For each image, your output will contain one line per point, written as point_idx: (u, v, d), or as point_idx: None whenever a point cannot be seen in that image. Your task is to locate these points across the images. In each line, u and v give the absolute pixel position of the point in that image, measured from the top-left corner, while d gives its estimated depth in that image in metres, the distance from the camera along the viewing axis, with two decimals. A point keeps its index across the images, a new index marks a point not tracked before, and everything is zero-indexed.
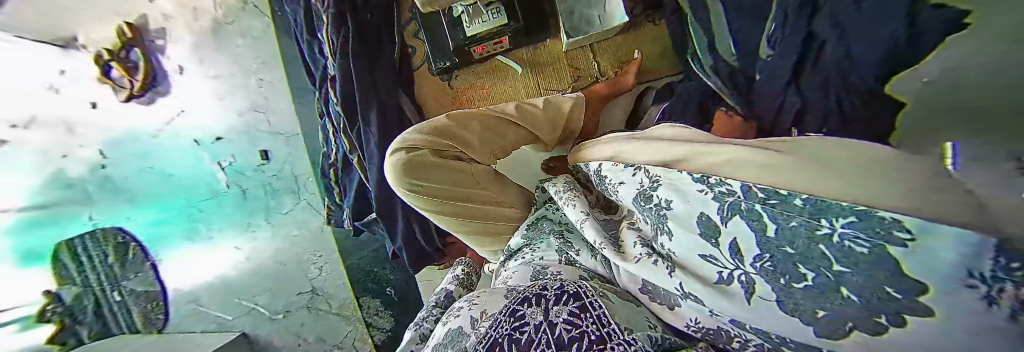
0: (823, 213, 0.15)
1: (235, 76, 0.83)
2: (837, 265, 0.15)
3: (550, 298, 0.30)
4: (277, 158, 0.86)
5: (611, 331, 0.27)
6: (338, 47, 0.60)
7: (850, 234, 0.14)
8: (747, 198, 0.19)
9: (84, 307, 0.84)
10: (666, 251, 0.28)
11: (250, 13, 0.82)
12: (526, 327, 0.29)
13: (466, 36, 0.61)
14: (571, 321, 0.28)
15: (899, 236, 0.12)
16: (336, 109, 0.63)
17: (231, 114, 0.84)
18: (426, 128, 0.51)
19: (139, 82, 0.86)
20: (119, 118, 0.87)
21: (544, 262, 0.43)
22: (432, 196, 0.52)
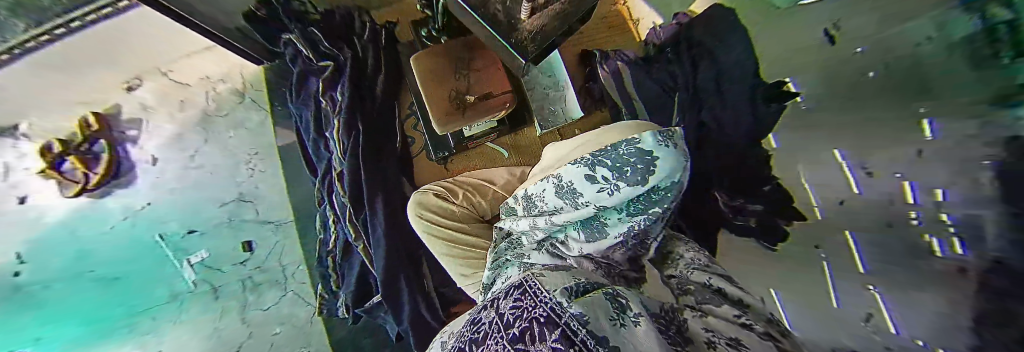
0: (633, 136, 0.30)
1: (219, 166, 0.82)
2: (646, 155, 0.30)
3: (501, 298, 0.35)
4: (263, 249, 0.83)
5: (541, 295, 0.32)
6: (349, 147, 0.67)
7: (648, 144, 0.30)
8: (609, 149, 0.32)
9: None
10: (586, 201, 0.37)
11: (246, 106, 0.85)
12: (481, 328, 0.33)
13: (466, 135, 0.71)
14: (514, 306, 0.32)
15: (661, 134, 0.29)
16: (342, 201, 0.67)
17: (210, 205, 0.81)
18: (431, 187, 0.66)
19: (98, 175, 0.77)
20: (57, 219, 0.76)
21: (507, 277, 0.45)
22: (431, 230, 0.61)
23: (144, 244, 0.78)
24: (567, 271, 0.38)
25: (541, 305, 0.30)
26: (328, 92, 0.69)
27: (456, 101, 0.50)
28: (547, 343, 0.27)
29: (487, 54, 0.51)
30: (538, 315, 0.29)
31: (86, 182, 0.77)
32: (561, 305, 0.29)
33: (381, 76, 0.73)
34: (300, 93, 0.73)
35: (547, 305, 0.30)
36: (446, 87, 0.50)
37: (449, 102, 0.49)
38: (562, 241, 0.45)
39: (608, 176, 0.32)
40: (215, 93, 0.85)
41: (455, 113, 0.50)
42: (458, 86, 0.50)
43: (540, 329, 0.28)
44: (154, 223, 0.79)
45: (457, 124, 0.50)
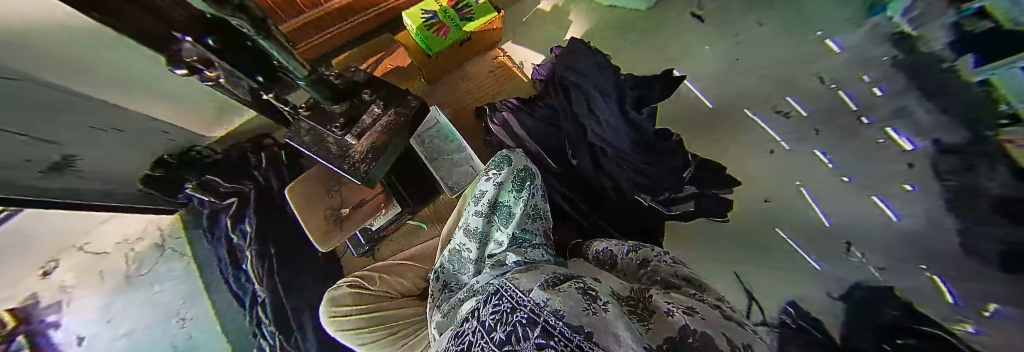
0: (493, 167, 0.70)
1: (144, 330, 0.78)
2: (508, 166, 0.68)
3: (490, 321, 0.31)
4: None
5: (523, 302, 0.32)
6: (264, 274, 0.73)
7: (497, 165, 0.70)
8: (487, 179, 0.68)
9: None
10: (494, 201, 0.65)
11: (167, 256, 0.89)
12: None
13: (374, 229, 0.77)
14: (509, 327, 0.28)
15: (506, 156, 0.71)
16: (270, 332, 0.68)
17: None
18: (350, 277, 0.71)
19: None
20: None
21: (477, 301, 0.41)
22: (345, 315, 0.62)
23: None
24: (544, 275, 0.41)
25: (524, 308, 0.31)
26: (239, 226, 0.76)
27: (331, 216, 0.70)
28: (531, 339, 0.26)
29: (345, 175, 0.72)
30: (520, 318, 0.29)
31: None
32: (541, 306, 0.30)
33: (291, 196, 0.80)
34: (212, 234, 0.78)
35: (527, 306, 0.31)
36: (319, 211, 0.70)
37: (325, 222, 0.70)
38: (495, 251, 0.62)
39: (495, 178, 0.66)
40: (132, 253, 0.84)
41: (334, 227, 0.70)
42: (333, 203, 0.71)
43: (522, 330, 0.28)
44: None
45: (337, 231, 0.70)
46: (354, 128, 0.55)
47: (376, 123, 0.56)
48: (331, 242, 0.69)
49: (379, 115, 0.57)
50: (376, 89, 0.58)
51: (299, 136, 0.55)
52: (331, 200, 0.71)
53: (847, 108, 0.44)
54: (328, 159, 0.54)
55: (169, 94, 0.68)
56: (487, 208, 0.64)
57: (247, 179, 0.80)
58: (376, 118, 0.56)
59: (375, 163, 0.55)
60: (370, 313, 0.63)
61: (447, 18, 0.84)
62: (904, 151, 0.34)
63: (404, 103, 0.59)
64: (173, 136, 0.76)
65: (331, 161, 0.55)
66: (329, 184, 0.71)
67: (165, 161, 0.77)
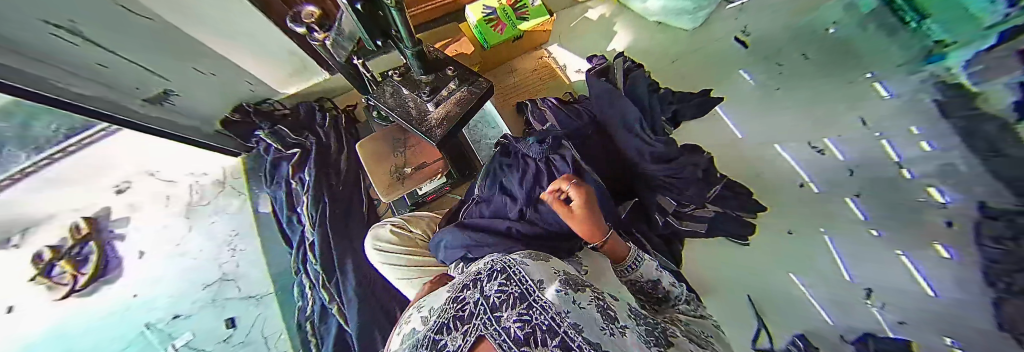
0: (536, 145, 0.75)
1: (205, 251, 0.89)
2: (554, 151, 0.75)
3: (520, 310, 0.29)
4: (244, 323, 0.84)
5: (539, 302, 0.30)
6: (316, 219, 0.79)
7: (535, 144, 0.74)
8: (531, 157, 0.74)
9: None
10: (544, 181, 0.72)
11: (228, 193, 0.95)
12: (500, 316, 0.29)
13: (420, 193, 0.86)
14: (523, 321, 0.27)
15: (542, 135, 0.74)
16: (315, 267, 0.76)
17: (179, 281, 0.87)
18: (398, 219, 0.75)
19: (87, 275, 0.85)
20: (77, 309, 0.84)
21: (511, 261, 0.40)
22: (399, 246, 0.69)
23: (128, 344, 0.82)
24: (547, 262, 0.41)
25: (536, 310, 0.29)
26: (298, 174, 0.84)
27: (395, 174, 0.77)
28: (550, 346, 0.24)
29: (416, 137, 0.81)
30: (539, 321, 0.27)
31: (75, 283, 0.85)
32: (561, 314, 0.28)
33: (343, 155, 0.89)
34: (273, 180, 0.89)
35: (534, 302, 0.31)
36: (383, 167, 0.78)
37: (390, 177, 0.77)
38: None
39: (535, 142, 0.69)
40: (198, 186, 0.95)
41: (397, 183, 0.77)
42: (398, 163, 0.78)
43: (540, 335, 0.26)
44: (142, 313, 0.84)
45: (395, 190, 0.76)
46: (434, 100, 0.61)
47: (456, 93, 0.62)
48: (393, 195, 0.76)
49: (454, 90, 0.63)
50: (456, 68, 0.65)
51: (382, 97, 0.64)
52: (395, 159, 0.79)
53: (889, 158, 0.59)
54: (391, 112, 0.62)
55: (272, 67, 0.82)
56: (530, 177, 0.64)
57: (307, 135, 0.89)
58: (453, 92, 0.62)
59: (450, 129, 0.60)
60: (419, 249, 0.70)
61: (505, 16, 0.94)
62: (939, 202, 0.49)
63: (476, 83, 0.64)
64: (254, 87, 0.86)
65: (404, 118, 0.61)
66: (400, 141, 0.80)
67: (242, 108, 0.88)
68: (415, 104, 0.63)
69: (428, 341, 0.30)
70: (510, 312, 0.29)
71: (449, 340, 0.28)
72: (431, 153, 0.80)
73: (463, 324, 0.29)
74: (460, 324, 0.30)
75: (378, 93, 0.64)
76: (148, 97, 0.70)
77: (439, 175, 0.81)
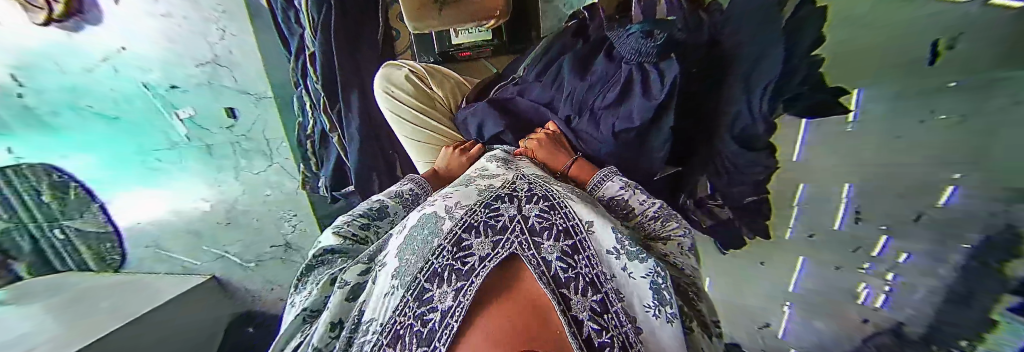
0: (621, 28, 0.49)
1: (189, 20, 0.75)
2: None
3: (564, 249, 0.26)
4: (246, 118, 0.81)
5: (587, 248, 0.26)
6: (319, 25, 0.61)
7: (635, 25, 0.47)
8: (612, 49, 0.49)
9: (14, 241, 0.85)
10: None
11: None
12: (539, 249, 0.26)
13: (451, 43, 0.68)
14: (565, 261, 0.25)
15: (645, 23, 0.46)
16: (316, 87, 0.65)
17: (167, 47, 0.77)
18: (413, 70, 0.59)
19: (60, 5, 0.71)
20: (59, 45, 0.76)
21: (554, 186, 0.32)
22: (405, 104, 0.57)
23: (132, 97, 0.79)
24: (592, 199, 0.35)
25: (582, 255, 0.26)
26: None
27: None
28: (590, 299, 0.23)
29: None
30: (585, 269, 0.25)
31: (52, 11, 0.72)
32: (611, 271, 0.25)
33: None
34: None
35: (580, 242, 0.27)
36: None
37: None
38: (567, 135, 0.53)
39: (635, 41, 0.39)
40: None
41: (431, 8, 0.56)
42: None
43: (581, 282, 0.24)
44: (137, 70, 0.78)
45: (428, 18, 0.57)
46: None
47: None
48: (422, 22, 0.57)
49: None
50: None
51: None
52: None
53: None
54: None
55: None
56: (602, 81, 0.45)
57: None
58: None
59: None
60: (430, 116, 0.58)
61: None
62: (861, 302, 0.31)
63: None
64: None
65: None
66: None
67: None
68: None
69: (454, 238, 0.26)
70: (550, 244, 0.26)
71: (479, 246, 0.26)
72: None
73: (497, 239, 0.26)
74: (491, 235, 0.26)
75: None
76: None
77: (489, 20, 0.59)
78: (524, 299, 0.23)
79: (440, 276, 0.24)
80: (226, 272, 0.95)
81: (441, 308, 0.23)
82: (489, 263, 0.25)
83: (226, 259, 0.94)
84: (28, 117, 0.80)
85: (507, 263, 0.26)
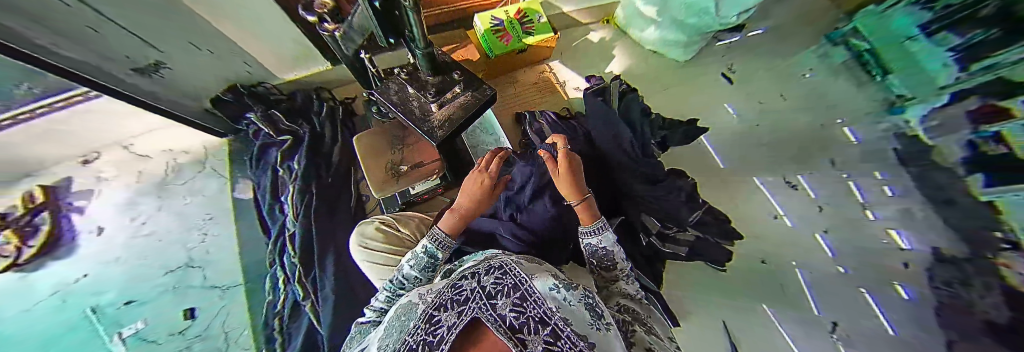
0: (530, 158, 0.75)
1: (173, 233, 0.85)
2: None
3: (517, 300, 0.33)
4: (205, 315, 0.78)
5: (533, 296, 0.34)
6: (301, 210, 0.76)
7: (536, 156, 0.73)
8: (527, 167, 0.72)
9: None
10: None
11: (208, 173, 0.92)
12: (495, 303, 0.32)
13: (411, 193, 0.81)
14: (517, 309, 0.31)
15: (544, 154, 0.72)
16: (293, 260, 0.73)
17: (136, 263, 0.82)
18: (380, 220, 0.72)
19: (35, 247, 0.80)
20: (1, 292, 0.76)
21: (506, 261, 0.41)
22: (378, 250, 0.66)
23: (59, 334, 0.73)
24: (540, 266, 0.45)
25: (531, 304, 0.33)
26: (287, 161, 0.81)
27: (392, 170, 0.70)
28: (542, 334, 0.29)
29: (416, 133, 0.74)
30: (532, 314, 0.31)
31: (18, 256, 0.78)
32: (553, 309, 0.33)
33: (338, 141, 0.87)
34: (259, 163, 0.85)
35: (526, 293, 0.34)
36: (380, 162, 0.70)
37: (384, 172, 0.69)
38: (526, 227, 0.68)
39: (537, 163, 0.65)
40: (174, 165, 0.92)
41: (391, 180, 0.69)
42: (393, 158, 0.71)
43: (534, 324, 0.30)
44: (89, 296, 0.78)
45: (391, 187, 0.68)
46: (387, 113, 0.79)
47: (460, 96, 0.57)
48: (385, 192, 0.68)
49: (457, 95, 0.58)
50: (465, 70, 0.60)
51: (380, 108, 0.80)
52: (393, 156, 0.71)
53: (855, 200, 0.56)
54: (393, 108, 0.56)
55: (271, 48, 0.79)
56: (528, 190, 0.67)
57: (302, 123, 0.87)
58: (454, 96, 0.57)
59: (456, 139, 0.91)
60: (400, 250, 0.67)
61: (513, 29, 0.95)
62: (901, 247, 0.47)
63: (479, 89, 0.59)
64: (252, 69, 0.83)
65: (405, 114, 0.56)
66: (398, 138, 0.73)
67: (236, 89, 0.86)
68: (416, 99, 0.57)
69: (426, 317, 0.32)
70: (504, 301, 0.32)
71: (447, 318, 0.31)
72: (430, 150, 0.73)
73: (460, 306, 0.32)
74: (455, 305, 0.32)
75: (382, 90, 0.57)
76: (138, 67, 0.67)
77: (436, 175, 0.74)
78: (488, 351, 0.28)
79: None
80: None
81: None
82: (457, 329, 0.29)
83: None
84: None
85: (470, 326, 0.30)
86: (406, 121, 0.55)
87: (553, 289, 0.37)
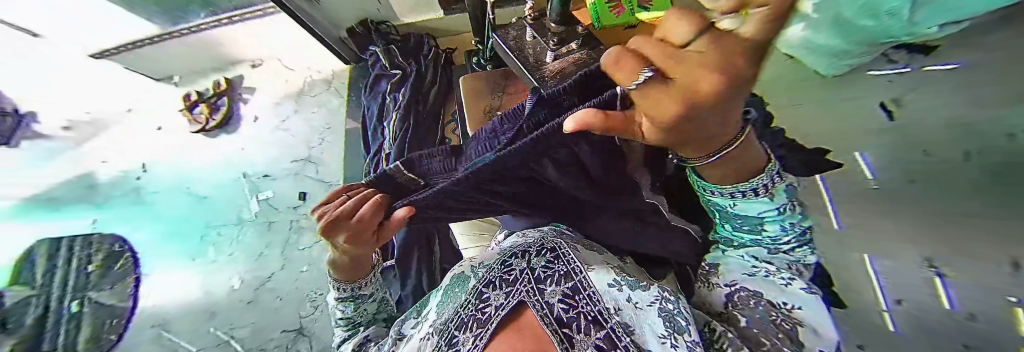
0: None
1: (303, 132, 1.05)
2: None
3: (565, 293, 0.36)
4: (313, 199, 0.98)
5: (586, 290, 0.36)
6: (399, 136, 0.86)
7: None
8: None
9: (21, 314, 0.83)
10: None
11: (332, 92, 1.10)
12: (544, 292, 0.36)
13: None
14: (566, 303, 0.35)
15: None
16: None
17: (272, 149, 1.04)
18: None
19: (216, 121, 1.07)
20: (198, 147, 1.08)
21: (556, 241, 0.43)
22: None
23: (228, 183, 1.03)
24: (598, 253, 0.44)
25: (580, 300, 0.35)
26: (394, 92, 0.93)
27: (488, 115, 0.74)
28: (593, 337, 0.32)
29: (517, 84, 0.75)
30: (583, 311, 0.34)
31: (207, 125, 1.07)
32: (608, 310, 0.35)
33: (435, 85, 0.95)
34: (373, 90, 0.98)
35: (579, 283, 0.37)
36: (479, 105, 0.75)
37: (481, 115, 0.74)
38: None
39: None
40: (310, 79, 1.12)
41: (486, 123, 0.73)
42: (492, 104, 0.75)
43: (581, 320, 0.33)
44: (242, 163, 1.04)
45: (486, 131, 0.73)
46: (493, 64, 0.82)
47: (575, 54, 0.55)
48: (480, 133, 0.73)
49: (572, 51, 0.55)
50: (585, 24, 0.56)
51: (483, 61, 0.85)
52: (491, 101, 0.75)
53: None
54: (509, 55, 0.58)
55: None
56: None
57: (412, 62, 0.96)
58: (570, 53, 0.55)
59: None
60: None
61: None
62: None
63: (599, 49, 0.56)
64: (382, 8, 0.94)
65: (519, 60, 0.57)
66: (499, 85, 0.76)
67: (366, 24, 0.99)
68: (531, 47, 0.57)
69: (478, 292, 0.38)
70: (552, 288, 0.36)
71: (496, 297, 0.36)
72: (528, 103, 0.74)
73: (509, 286, 0.37)
74: (504, 286, 0.37)
75: (502, 33, 0.58)
76: None
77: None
78: (533, 337, 0.33)
79: (464, 326, 0.35)
80: None
81: (466, 350, 0.33)
82: (503, 310, 0.34)
83: (227, 346, 0.88)
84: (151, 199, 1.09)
85: (517, 311, 0.35)
86: (519, 67, 0.57)
87: (612, 286, 0.38)
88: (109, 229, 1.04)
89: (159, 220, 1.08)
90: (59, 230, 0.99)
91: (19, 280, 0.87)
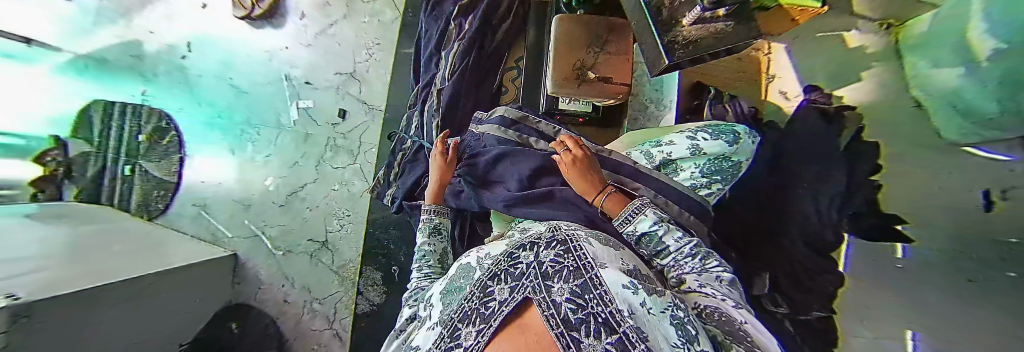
0: (712, 127, 0.58)
1: (351, 43, 0.97)
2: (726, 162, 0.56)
3: (574, 289, 0.26)
4: (351, 119, 0.93)
5: (599, 288, 0.26)
6: (456, 70, 0.77)
7: (707, 131, 0.57)
8: (685, 135, 0.59)
9: (84, 162, 0.99)
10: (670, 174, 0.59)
11: (386, 3, 0.98)
12: (548, 287, 0.27)
13: (560, 107, 0.73)
14: (572, 301, 0.24)
15: (734, 136, 0.56)
16: (432, 112, 0.78)
17: (314, 55, 0.97)
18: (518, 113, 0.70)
19: (262, 9, 0.99)
20: (243, 37, 1.02)
21: (576, 235, 0.35)
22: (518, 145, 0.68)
23: (269, 82, 0.99)
24: (617, 252, 0.35)
25: (592, 299, 0.25)
26: (460, 18, 0.80)
27: (577, 72, 0.62)
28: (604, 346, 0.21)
29: (621, 44, 0.64)
30: (594, 314, 0.23)
31: (252, 13, 0.99)
32: (629, 316, 0.23)
33: (507, 20, 0.81)
34: (434, 9, 0.85)
35: (589, 280, 0.27)
36: (569, 57, 0.62)
37: (569, 69, 0.62)
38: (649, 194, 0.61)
39: (700, 138, 0.56)
40: None
41: (573, 81, 0.62)
42: (585, 59, 0.62)
43: (591, 325, 0.22)
44: (285, 64, 0.98)
45: (570, 90, 0.62)
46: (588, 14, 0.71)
47: (719, 21, 0.46)
48: (561, 91, 0.62)
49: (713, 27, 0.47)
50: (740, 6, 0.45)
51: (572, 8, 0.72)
52: (585, 56, 0.63)
53: None
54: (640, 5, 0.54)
55: None
56: (655, 164, 0.60)
57: None
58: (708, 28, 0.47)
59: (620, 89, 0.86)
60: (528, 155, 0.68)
61: None
62: None
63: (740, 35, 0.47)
64: None
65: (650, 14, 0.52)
66: (598, 39, 0.63)
67: None
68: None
69: (483, 284, 0.31)
70: (560, 286, 0.26)
71: (499, 292, 0.29)
72: (626, 70, 0.63)
73: (510, 281, 0.29)
74: (506, 278, 0.30)
75: None
76: None
77: (613, 100, 0.64)
78: (530, 340, 0.23)
79: (469, 319, 0.29)
80: (248, 254, 0.94)
81: (467, 348, 0.27)
82: (505, 306, 0.27)
83: (258, 240, 0.95)
84: (192, 81, 1.07)
85: (522, 308, 0.26)
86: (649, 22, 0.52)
87: (637, 292, 0.26)
88: (156, 104, 1.05)
89: (197, 104, 1.06)
90: (120, 94, 1.04)
91: (82, 134, 1.00)
